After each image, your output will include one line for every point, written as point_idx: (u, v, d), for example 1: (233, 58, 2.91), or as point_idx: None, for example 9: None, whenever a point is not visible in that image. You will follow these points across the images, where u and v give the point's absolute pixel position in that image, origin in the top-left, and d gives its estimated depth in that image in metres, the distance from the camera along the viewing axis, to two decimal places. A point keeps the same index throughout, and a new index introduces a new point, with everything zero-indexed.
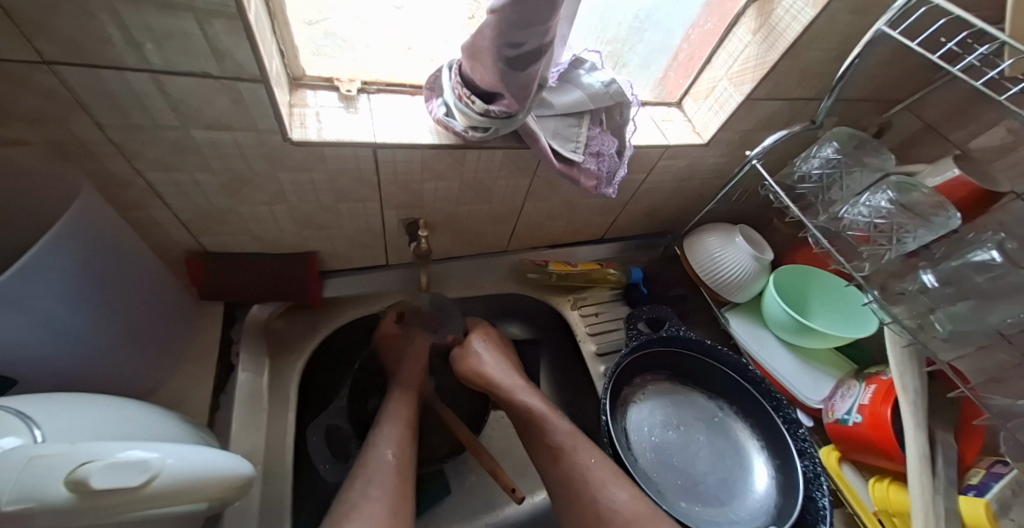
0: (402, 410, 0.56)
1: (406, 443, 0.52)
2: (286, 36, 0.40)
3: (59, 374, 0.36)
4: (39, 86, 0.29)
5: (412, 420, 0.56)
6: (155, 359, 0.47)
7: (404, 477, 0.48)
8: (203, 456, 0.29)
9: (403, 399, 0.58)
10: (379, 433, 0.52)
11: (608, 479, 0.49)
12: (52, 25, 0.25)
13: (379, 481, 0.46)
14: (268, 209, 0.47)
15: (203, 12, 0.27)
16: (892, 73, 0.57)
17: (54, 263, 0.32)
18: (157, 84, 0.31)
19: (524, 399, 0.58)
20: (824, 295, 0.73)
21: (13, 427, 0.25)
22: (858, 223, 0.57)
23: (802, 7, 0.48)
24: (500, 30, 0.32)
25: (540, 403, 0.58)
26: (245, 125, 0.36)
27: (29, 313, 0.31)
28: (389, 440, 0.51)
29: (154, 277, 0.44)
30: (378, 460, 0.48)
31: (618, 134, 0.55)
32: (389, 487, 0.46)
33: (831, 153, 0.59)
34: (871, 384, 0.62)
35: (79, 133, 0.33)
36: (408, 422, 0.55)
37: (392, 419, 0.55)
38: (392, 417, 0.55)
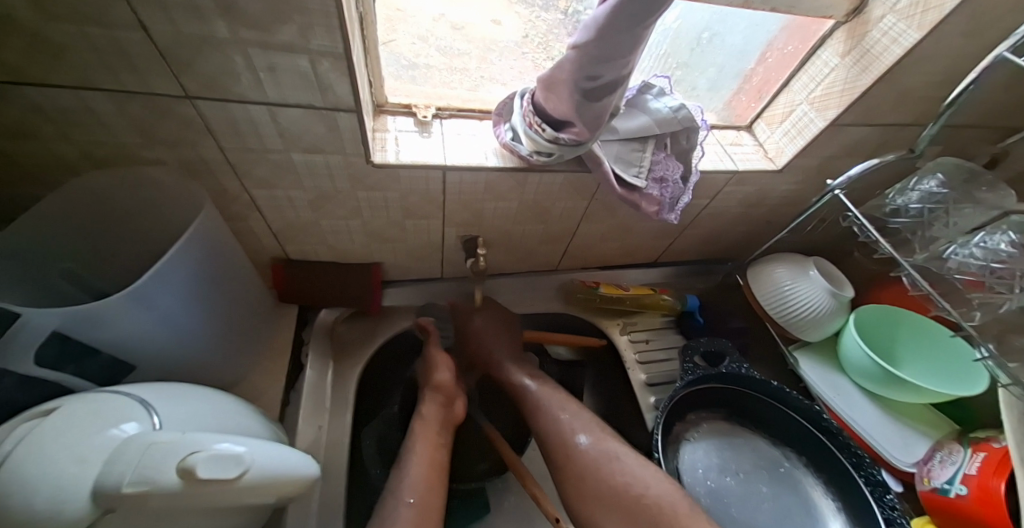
0: (427, 443, 0.50)
1: (431, 484, 0.46)
2: (376, 69, 0.44)
3: (169, 364, 0.41)
4: (180, 115, 0.34)
5: (437, 455, 0.50)
6: (240, 354, 0.52)
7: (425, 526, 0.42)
8: (279, 455, 0.32)
9: (426, 429, 0.52)
10: (402, 471, 0.47)
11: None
12: (197, 66, 0.30)
13: None
14: (345, 223, 0.51)
15: (316, 53, 0.30)
16: (1012, 98, 0.51)
17: (180, 267, 0.37)
18: (271, 115, 0.35)
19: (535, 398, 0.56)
20: (917, 341, 0.64)
21: (135, 412, 0.28)
22: (969, 267, 0.51)
23: (905, 29, 0.44)
24: (579, 64, 0.33)
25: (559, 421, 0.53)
26: (336, 149, 0.40)
27: (155, 311, 0.36)
28: (413, 482, 0.46)
29: (245, 278, 0.49)
30: (396, 508, 0.43)
31: (683, 158, 0.53)
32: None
33: (934, 187, 0.53)
34: (980, 451, 0.53)
35: (204, 155, 0.38)
36: (433, 457, 0.49)
37: (415, 453, 0.49)
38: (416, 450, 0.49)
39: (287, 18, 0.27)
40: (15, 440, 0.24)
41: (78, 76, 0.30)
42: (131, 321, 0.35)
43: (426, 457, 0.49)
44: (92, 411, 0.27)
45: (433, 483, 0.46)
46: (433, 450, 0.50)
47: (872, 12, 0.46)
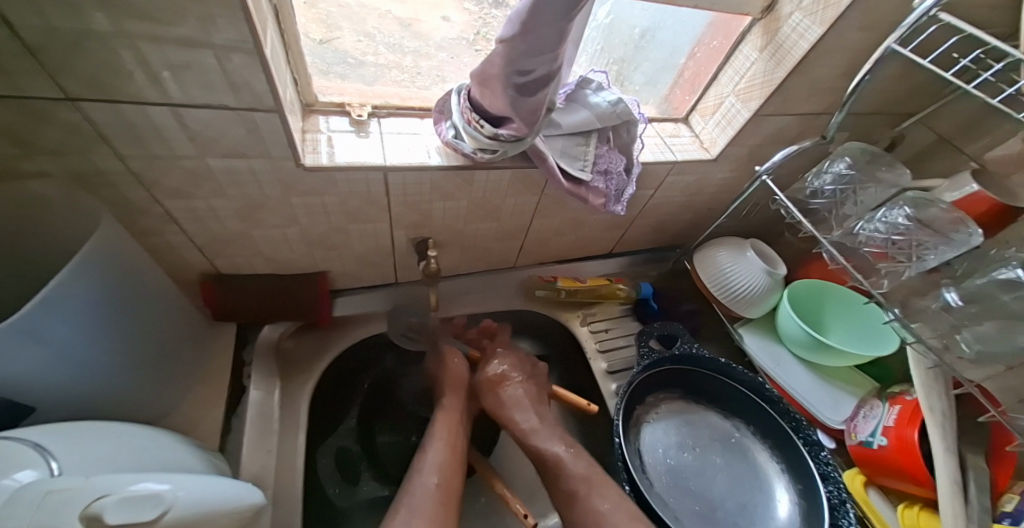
0: (447, 431, 0.55)
1: (452, 464, 0.51)
2: (300, 66, 0.41)
3: (79, 400, 0.36)
4: (64, 121, 0.30)
5: (456, 438, 0.55)
6: (167, 383, 0.47)
7: (447, 506, 0.46)
8: (210, 489, 0.29)
9: (448, 419, 0.57)
10: (424, 457, 0.51)
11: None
12: (77, 65, 0.26)
13: (421, 511, 0.44)
14: (280, 231, 0.48)
15: (222, 47, 0.28)
16: (903, 87, 0.57)
17: (74, 290, 0.33)
18: (177, 117, 0.32)
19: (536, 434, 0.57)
20: (842, 310, 0.71)
21: (29, 458, 0.25)
22: (875, 240, 0.56)
23: (810, 25, 0.48)
24: (509, 58, 0.33)
25: (561, 449, 0.56)
26: (259, 152, 0.37)
27: (45, 344, 0.32)
28: (434, 466, 0.50)
29: (165, 298, 0.45)
30: (422, 489, 0.47)
31: (626, 151, 0.55)
32: (435, 516, 0.44)
33: (843, 169, 0.58)
34: (895, 404, 0.60)
35: (102, 164, 0.34)
36: (454, 442, 0.54)
37: (436, 441, 0.53)
38: (436, 438, 0.54)
39: (182, 10, 0.25)
40: None
41: None
42: (19, 358, 0.30)
43: (446, 440, 0.54)
44: None
45: (454, 469, 0.51)
46: (451, 435, 0.55)
47: (782, 10, 0.50)
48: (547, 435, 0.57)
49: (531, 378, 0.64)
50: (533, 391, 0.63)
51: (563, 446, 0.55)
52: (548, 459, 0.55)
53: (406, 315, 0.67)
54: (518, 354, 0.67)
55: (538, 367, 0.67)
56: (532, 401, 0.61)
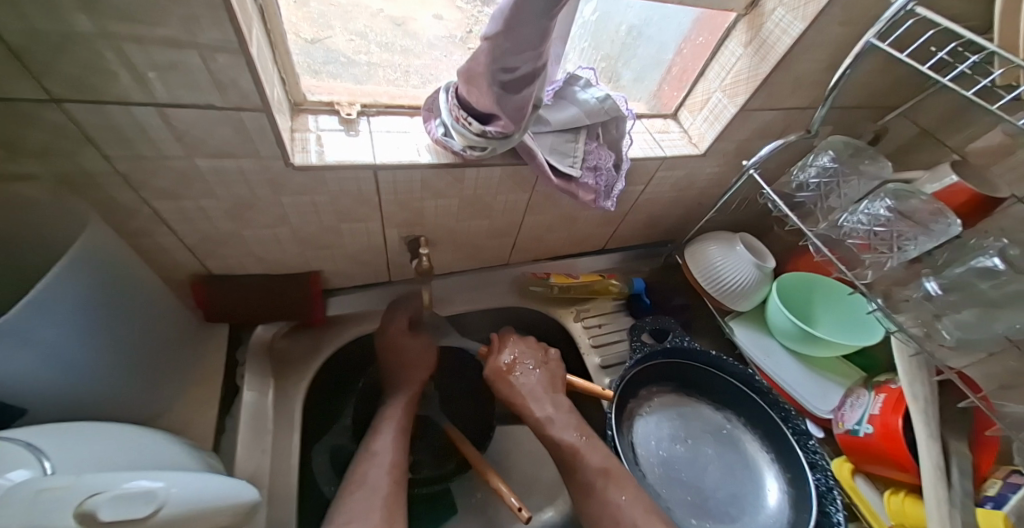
0: (397, 413, 0.56)
1: (402, 445, 0.53)
2: (287, 65, 0.41)
3: (72, 402, 0.37)
4: (49, 123, 0.30)
5: (406, 420, 0.56)
6: (160, 384, 0.47)
7: (398, 485, 0.48)
8: (205, 485, 0.30)
9: (399, 402, 0.58)
10: (375, 439, 0.53)
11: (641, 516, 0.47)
12: (60, 66, 0.26)
13: (376, 490, 0.46)
14: (271, 231, 0.48)
15: (207, 47, 0.28)
16: (885, 82, 0.58)
17: (63, 292, 0.33)
18: (163, 117, 0.32)
19: (548, 422, 0.57)
20: (830, 301, 0.72)
21: (24, 458, 0.25)
22: (858, 231, 0.57)
23: (792, 21, 0.48)
24: (494, 56, 0.33)
25: (575, 436, 0.55)
26: (247, 152, 0.37)
27: (35, 346, 0.32)
28: (385, 448, 0.52)
29: (155, 299, 0.45)
30: (376, 468, 0.49)
31: (614, 147, 0.55)
32: (386, 493, 0.46)
33: (828, 162, 0.59)
34: (880, 393, 0.61)
35: (89, 166, 0.34)
36: (404, 423, 0.56)
37: (388, 422, 0.55)
38: (387, 420, 0.55)
39: (166, 10, 0.25)
40: None
41: None
42: (8, 361, 0.30)
43: (396, 423, 0.55)
44: None
45: (403, 449, 0.53)
46: (401, 418, 0.56)
47: (765, 6, 0.51)
48: (563, 423, 0.57)
49: (544, 367, 0.63)
50: (547, 380, 0.62)
51: (577, 433, 0.55)
52: (560, 447, 0.55)
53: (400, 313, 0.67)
54: (531, 343, 0.66)
55: (550, 354, 0.65)
56: (545, 391, 0.61)
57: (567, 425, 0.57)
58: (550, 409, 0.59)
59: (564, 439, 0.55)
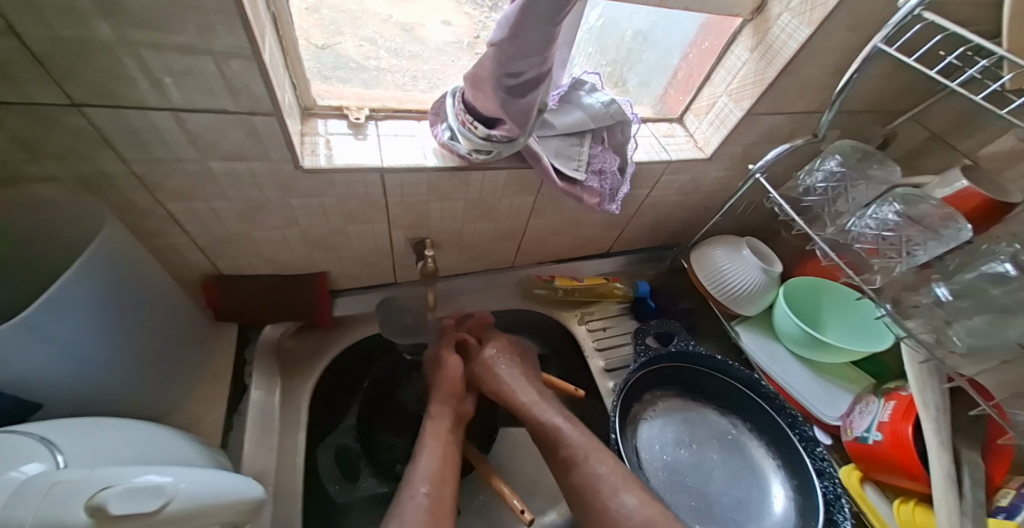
0: (439, 436, 0.53)
1: (443, 475, 0.49)
2: (298, 70, 0.42)
3: (85, 396, 0.37)
4: (69, 126, 0.31)
5: (448, 448, 0.52)
6: (171, 381, 0.48)
7: (438, 517, 0.44)
8: (213, 482, 0.30)
9: (437, 428, 0.54)
10: (414, 466, 0.49)
11: (622, 483, 0.48)
12: (81, 72, 0.27)
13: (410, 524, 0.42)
14: (280, 233, 0.49)
15: (221, 54, 0.29)
16: (893, 86, 0.58)
17: (78, 292, 0.34)
18: (177, 121, 0.33)
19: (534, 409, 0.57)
20: (837, 307, 0.71)
21: (36, 452, 0.26)
22: (866, 236, 0.56)
23: (798, 25, 0.48)
24: (499, 62, 0.34)
25: (561, 420, 0.56)
26: (258, 154, 0.38)
27: (52, 342, 0.33)
28: (425, 474, 0.48)
29: (167, 298, 0.46)
30: (410, 500, 0.45)
31: (619, 151, 0.56)
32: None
33: (835, 166, 0.59)
34: (890, 400, 0.60)
35: (106, 168, 0.35)
36: (446, 451, 0.52)
37: (427, 451, 0.51)
38: (427, 447, 0.52)
39: (182, 17, 0.26)
40: None
41: None
42: (29, 357, 0.31)
43: (437, 450, 0.51)
44: None
45: (446, 477, 0.49)
46: (444, 446, 0.52)
47: (771, 11, 0.51)
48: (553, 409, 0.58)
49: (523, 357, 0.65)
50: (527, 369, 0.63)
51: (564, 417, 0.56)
52: (548, 431, 0.55)
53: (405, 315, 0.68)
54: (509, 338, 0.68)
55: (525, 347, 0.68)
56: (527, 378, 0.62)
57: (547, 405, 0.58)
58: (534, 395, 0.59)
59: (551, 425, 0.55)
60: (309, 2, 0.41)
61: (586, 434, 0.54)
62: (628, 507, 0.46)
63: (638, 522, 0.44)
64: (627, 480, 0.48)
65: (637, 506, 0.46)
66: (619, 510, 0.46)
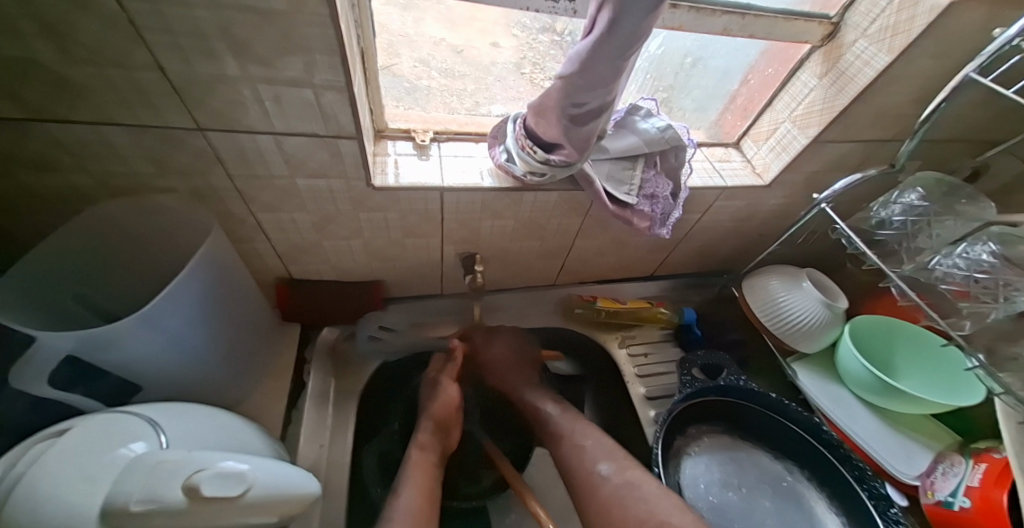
0: (422, 470, 0.49)
1: (425, 511, 0.44)
2: (376, 98, 0.46)
3: (176, 382, 0.42)
4: (193, 146, 0.36)
5: (430, 484, 0.48)
6: (243, 373, 0.53)
7: None
8: (282, 476, 0.33)
9: (423, 458, 0.51)
10: (395, 501, 0.45)
11: (602, 454, 0.52)
12: (209, 101, 0.32)
13: None
14: (346, 243, 0.53)
15: (320, 86, 0.33)
16: (985, 114, 0.53)
17: (187, 289, 0.39)
18: (277, 143, 0.37)
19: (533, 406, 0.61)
20: (914, 352, 0.65)
21: (143, 431, 0.30)
22: (954, 277, 0.52)
23: (876, 52, 0.46)
24: (566, 93, 0.36)
25: (557, 411, 0.60)
26: (338, 173, 0.42)
27: (161, 332, 0.38)
28: (406, 509, 0.44)
29: (248, 297, 0.51)
30: None
31: (673, 176, 0.55)
32: None
33: (915, 200, 0.55)
34: (981, 463, 0.53)
35: (214, 183, 0.41)
36: (427, 488, 0.48)
37: (410, 482, 0.47)
38: (409, 480, 0.47)
39: (293, 56, 0.30)
40: (26, 463, 0.25)
41: (97, 113, 0.32)
42: (138, 344, 0.36)
43: (420, 485, 0.47)
44: (103, 431, 0.28)
45: (427, 513, 0.45)
46: (426, 481, 0.48)
47: (845, 37, 0.49)
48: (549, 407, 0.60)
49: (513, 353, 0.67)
50: (516, 360, 0.66)
51: (559, 407, 0.60)
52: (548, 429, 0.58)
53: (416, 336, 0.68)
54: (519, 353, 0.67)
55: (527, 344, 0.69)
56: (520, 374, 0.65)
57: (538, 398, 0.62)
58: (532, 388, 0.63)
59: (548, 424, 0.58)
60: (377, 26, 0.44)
61: (575, 416, 0.59)
62: (607, 474, 0.49)
63: (611, 487, 0.48)
64: (608, 452, 0.52)
65: (615, 471, 0.49)
66: (599, 475, 0.49)
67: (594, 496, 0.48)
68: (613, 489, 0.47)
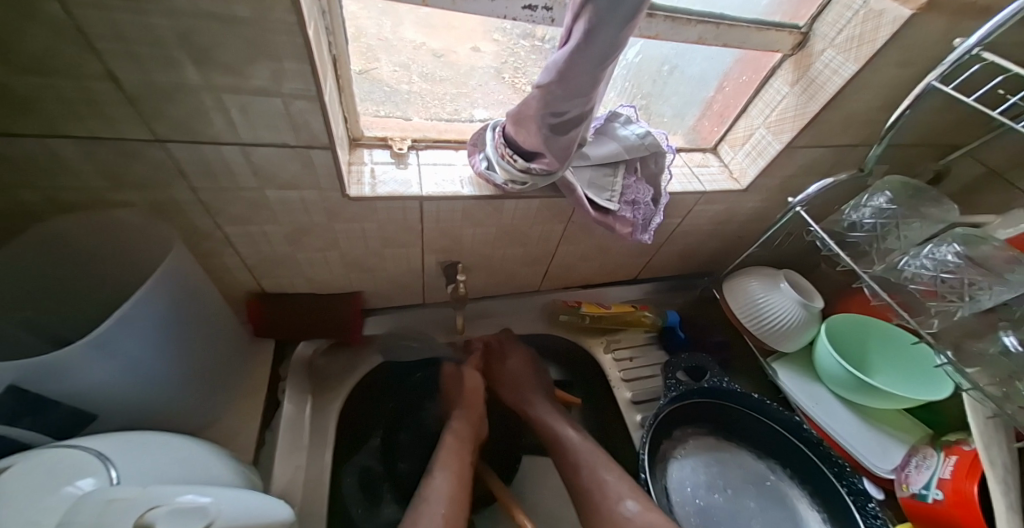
0: (455, 454, 0.53)
1: (459, 497, 0.48)
2: (350, 105, 0.45)
3: (137, 409, 0.39)
4: (151, 158, 0.34)
5: (464, 468, 0.52)
6: (212, 395, 0.50)
7: None
8: (247, 508, 0.31)
9: (457, 444, 0.54)
10: (430, 483, 0.49)
11: (625, 489, 0.52)
12: (167, 112, 0.30)
13: None
14: (322, 255, 0.51)
15: (289, 95, 0.31)
16: (946, 120, 0.55)
17: (146, 310, 0.37)
18: (244, 154, 0.35)
19: (552, 429, 0.60)
20: (886, 349, 0.67)
21: (93, 467, 0.27)
22: (922, 276, 0.53)
23: (843, 62, 0.48)
24: (544, 103, 0.35)
25: (575, 438, 0.59)
26: (310, 184, 0.40)
27: (117, 358, 0.35)
28: (441, 493, 0.48)
29: (214, 314, 0.48)
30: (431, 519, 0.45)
31: (653, 182, 0.55)
32: None
33: (884, 203, 0.56)
34: (952, 455, 0.55)
35: (176, 196, 0.38)
36: (460, 471, 0.51)
37: (444, 465, 0.51)
38: (443, 464, 0.51)
39: (259, 64, 0.28)
40: None
41: (42, 124, 0.30)
42: (91, 371, 0.34)
43: (454, 469, 0.51)
44: (47, 468, 0.26)
45: (460, 497, 0.48)
46: (461, 463, 0.52)
47: (814, 46, 0.51)
48: (568, 433, 0.60)
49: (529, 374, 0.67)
50: (531, 383, 0.66)
51: (578, 434, 0.59)
52: (565, 456, 0.58)
53: (398, 348, 0.67)
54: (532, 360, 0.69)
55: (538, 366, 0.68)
56: (535, 397, 0.64)
57: (555, 422, 0.62)
58: (548, 412, 0.63)
59: (566, 452, 0.58)
60: (354, 31, 0.42)
61: (594, 446, 0.58)
62: (631, 513, 0.49)
63: (637, 526, 0.48)
64: (631, 488, 0.52)
65: (640, 511, 0.49)
66: (623, 515, 0.49)
67: None
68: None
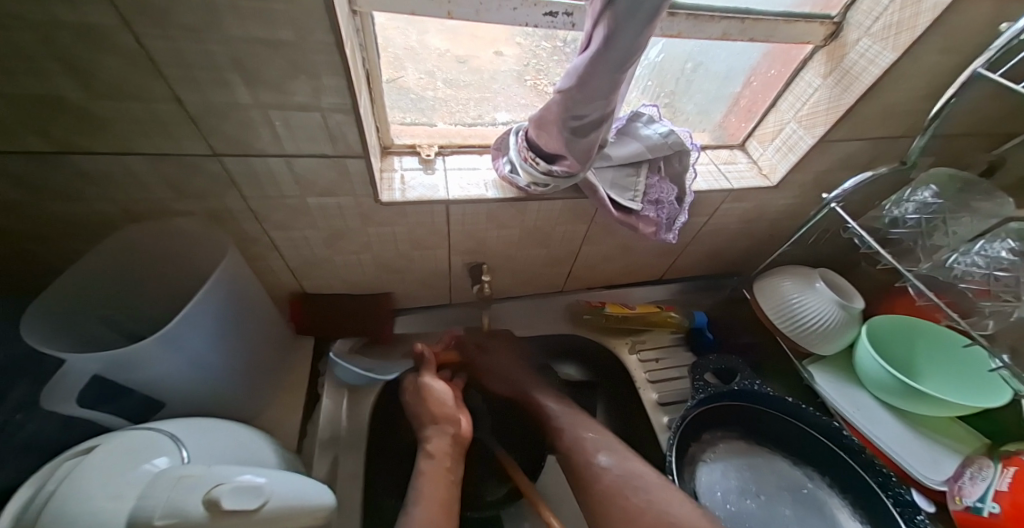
0: (437, 473, 0.46)
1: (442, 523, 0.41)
2: (381, 114, 0.47)
3: (197, 398, 0.43)
4: (208, 171, 0.38)
5: (448, 490, 0.45)
6: (259, 388, 0.54)
7: None
8: (301, 488, 0.33)
9: (434, 461, 0.48)
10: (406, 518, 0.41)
11: (603, 445, 0.53)
12: (222, 129, 0.34)
13: None
14: (356, 257, 0.54)
15: (327, 109, 0.34)
16: (1000, 106, 0.52)
17: (205, 309, 0.40)
18: (288, 165, 0.39)
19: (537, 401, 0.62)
20: (935, 353, 0.63)
21: (167, 447, 0.31)
22: (973, 275, 0.51)
23: (880, 51, 0.46)
24: (566, 107, 0.36)
25: (557, 406, 0.60)
26: (345, 191, 0.43)
27: (182, 352, 0.39)
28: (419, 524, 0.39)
29: (261, 314, 0.52)
30: None
31: (677, 180, 0.55)
32: None
33: (929, 198, 0.53)
34: (1010, 465, 0.51)
35: (228, 205, 0.42)
36: (442, 495, 0.44)
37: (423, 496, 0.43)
38: (420, 496, 0.43)
39: (300, 81, 0.31)
40: (59, 478, 0.26)
41: (118, 143, 0.34)
42: (160, 363, 0.38)
43: (434, 495, 0.44)
44: (130, 447, 0.29)
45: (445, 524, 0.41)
46: (445, 488, 0.45)
47: (848, 36, 0.49)
48: (552, 402, 0.61)
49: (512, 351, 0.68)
50: (516, 359, 0.67)
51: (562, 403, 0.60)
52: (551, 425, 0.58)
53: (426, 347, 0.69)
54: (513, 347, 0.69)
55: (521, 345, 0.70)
56: (520, 371, 0.65)
57: (541, 394, 0.63)
58: (532, 383, 0.64)
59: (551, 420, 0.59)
60: (385, 44, 0.45)
61: (577, 412, 0.59)
62: (607, 465, 0.49)
63: (614, 476, 0.48)
64: (609, 445, 0.53)
65: (616, 462, 0.50)
66: (599, 466, 0.49)
67: (596, 485, 0.48)
68: (613, 479, 0.47)
